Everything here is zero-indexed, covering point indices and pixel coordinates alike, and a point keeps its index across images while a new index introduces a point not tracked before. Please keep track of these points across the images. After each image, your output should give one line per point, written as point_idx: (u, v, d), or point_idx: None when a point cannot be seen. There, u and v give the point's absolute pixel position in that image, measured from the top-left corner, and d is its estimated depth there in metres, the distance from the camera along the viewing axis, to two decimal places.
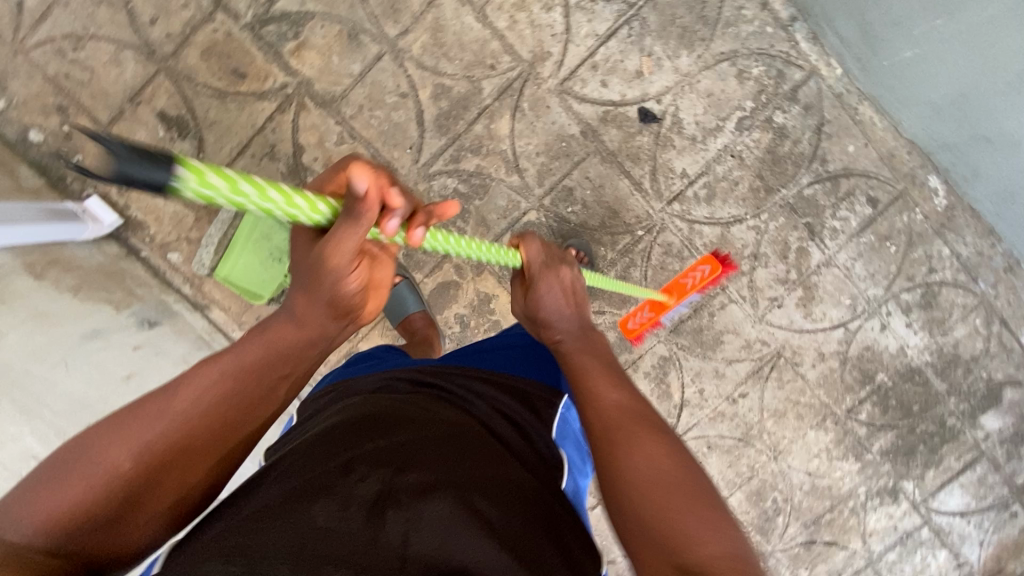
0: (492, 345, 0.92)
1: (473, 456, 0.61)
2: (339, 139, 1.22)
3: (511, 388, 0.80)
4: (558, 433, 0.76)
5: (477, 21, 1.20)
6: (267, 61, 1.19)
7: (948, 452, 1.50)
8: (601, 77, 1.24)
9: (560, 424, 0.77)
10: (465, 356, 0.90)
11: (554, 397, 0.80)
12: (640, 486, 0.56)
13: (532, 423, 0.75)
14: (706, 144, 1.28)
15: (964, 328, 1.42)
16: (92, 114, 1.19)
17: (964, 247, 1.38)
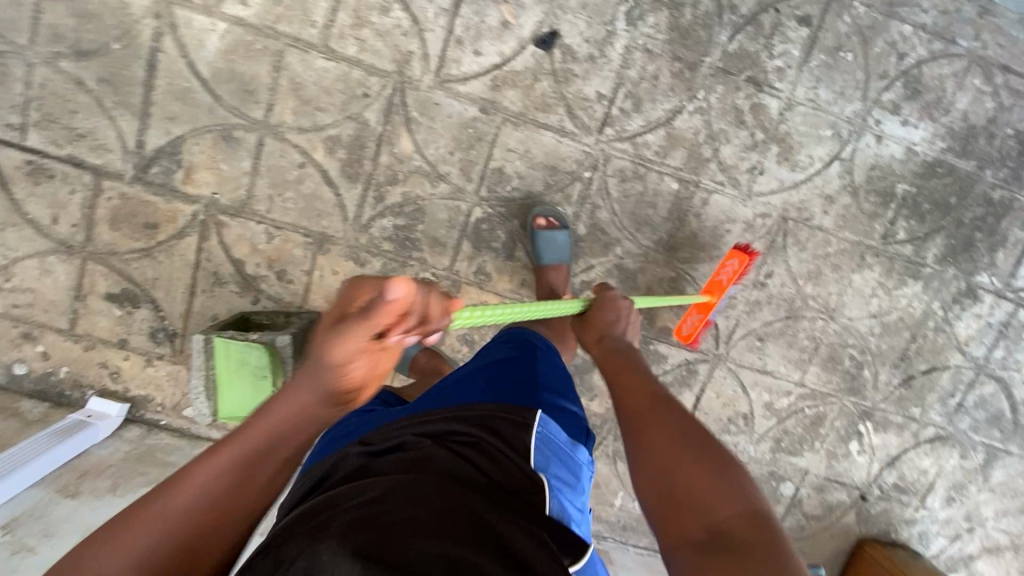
0: (458, 380, 0.93)
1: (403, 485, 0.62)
2: (268, 236, 1.21)
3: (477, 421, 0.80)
4: (536, 461, 0.77)
5: (329, 59, 1.14)
6: (168, 201, 1.18)
7: (1009, 226, 1.36)
8: (472, 48, 1.16)
9: (537, 447, 0.78)
10: (435, 396, 0.92)
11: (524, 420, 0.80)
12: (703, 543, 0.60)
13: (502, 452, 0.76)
14: (606, 56, 1.19)
15: (965, 96, 1.28)
16: (53, 327, 1.22)
17: (924, 14, 1.23)
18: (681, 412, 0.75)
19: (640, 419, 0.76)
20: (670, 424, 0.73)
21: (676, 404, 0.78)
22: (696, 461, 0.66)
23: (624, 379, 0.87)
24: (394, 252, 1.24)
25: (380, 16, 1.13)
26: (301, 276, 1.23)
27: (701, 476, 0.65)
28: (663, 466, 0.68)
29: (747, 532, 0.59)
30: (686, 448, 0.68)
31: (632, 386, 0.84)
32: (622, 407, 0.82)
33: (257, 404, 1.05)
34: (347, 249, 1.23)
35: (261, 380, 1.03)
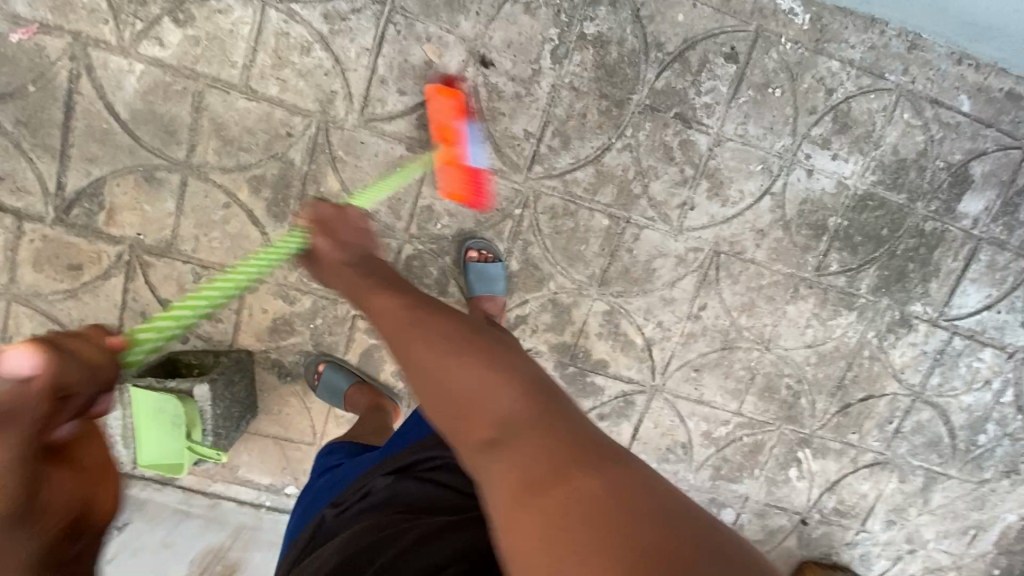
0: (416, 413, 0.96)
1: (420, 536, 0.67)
2: (195, 276, 1.20)
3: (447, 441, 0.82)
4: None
5: (250, 99, 1.13)
6: (91, 242, 1.17)
7: (943, 257, 1.37)
8: (396, 87, 1.15)
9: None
10: (401, 429, 0.92)
11: None
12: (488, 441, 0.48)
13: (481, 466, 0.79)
14: (532, 95, 1.18)
15: (894, 130, 1.29)
16: None
17: (852, 49, 1.24)
18: (436, 317, 0.61)
19: (402, 333, 0.61)
20: (432, 331, 0.59)
21: (429, 309, 0.63)
22: (476, 355, 0.55)
23: (380, 299, 0.69)
24: (324, 290, 1.23)
25: (301, 56, 1.12)
26: (231, 315, 1.22)
27: (470, 366, 0.53)
28: (436, 384, 0.54)
29: (533, 409, 0.49)
30: (458, 344, 0.56)
31: (393, 301, 0.67)
32: (384, 332, 0.64)
33: (174, 449, 1.06)
34: (275, 288, 1.22)
35: (177, 427, 1.04)
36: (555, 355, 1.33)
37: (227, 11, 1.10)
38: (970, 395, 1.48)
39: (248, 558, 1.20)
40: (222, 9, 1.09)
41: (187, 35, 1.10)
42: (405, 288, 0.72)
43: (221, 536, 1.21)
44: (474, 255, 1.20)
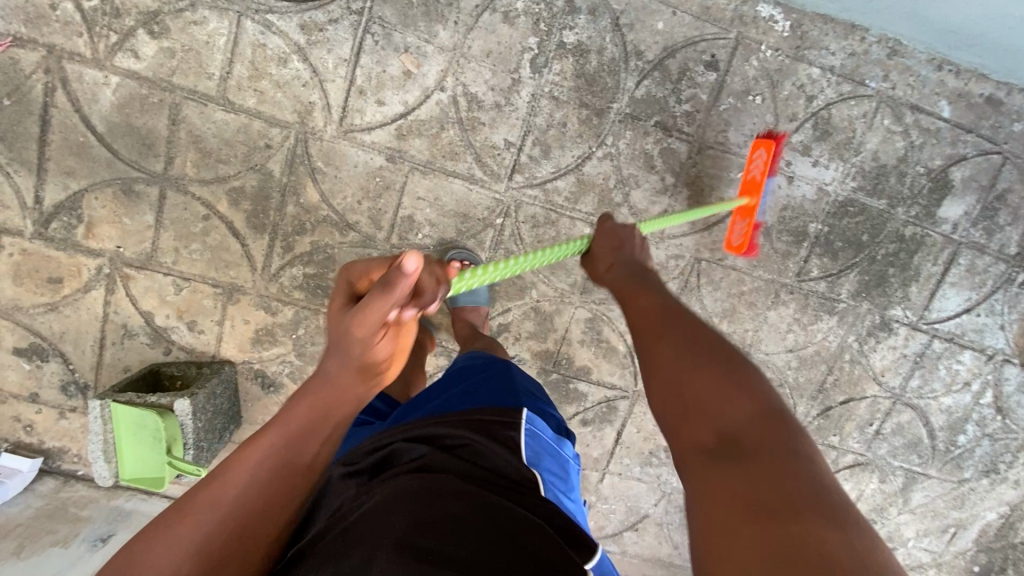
0: (440, 389, 0.88)
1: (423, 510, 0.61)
2: (176, 288, 1.20)
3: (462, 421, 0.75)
4: (526, 456, 0.72)
5: (227, 111, 1.12)
6: (71, 256, 1.17)
7: (923, 261, 1.38)
8: (375, 98, 1.15)
9: (526, 444, 0.73)
10: (413, 406, 0.87)
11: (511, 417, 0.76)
12: (708, 446, 0.51)
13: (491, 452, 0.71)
14: (513, 104, 1.18)
15: (874, 136, 1.29)
16: None
17: (832, 56, 1.24)
18: (687, 328, 0.63)
19: (658, 334, 0.64)
20: (671, 342, 0.61)
21: (681, 313, 0.68)
22: (717, 374, 0.56)
23: (639, 299, 0.75)
24: (306, 300, 1.23)
25: (278, 67, 1.12)
26: (212, 326, 1.23)
27: (713, 377, 0.55)
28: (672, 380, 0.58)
29: (761, 434, 0.50)
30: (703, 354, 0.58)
31: (643, 304, 0.73)
32: (637, 334, 0.68)
33: (155, 466, 1.06)
34: (258, 299, 1.22)
35: (157, 443, 1.05)
36: (538, 361, 1.34)
37: (202, 22, 1.09)
38: (950, 397, 1.50)
39: None
40: (197, 21, 1.09)
41: (163, 48, 1.09)
42: (657, 293, 0.76)
43: None
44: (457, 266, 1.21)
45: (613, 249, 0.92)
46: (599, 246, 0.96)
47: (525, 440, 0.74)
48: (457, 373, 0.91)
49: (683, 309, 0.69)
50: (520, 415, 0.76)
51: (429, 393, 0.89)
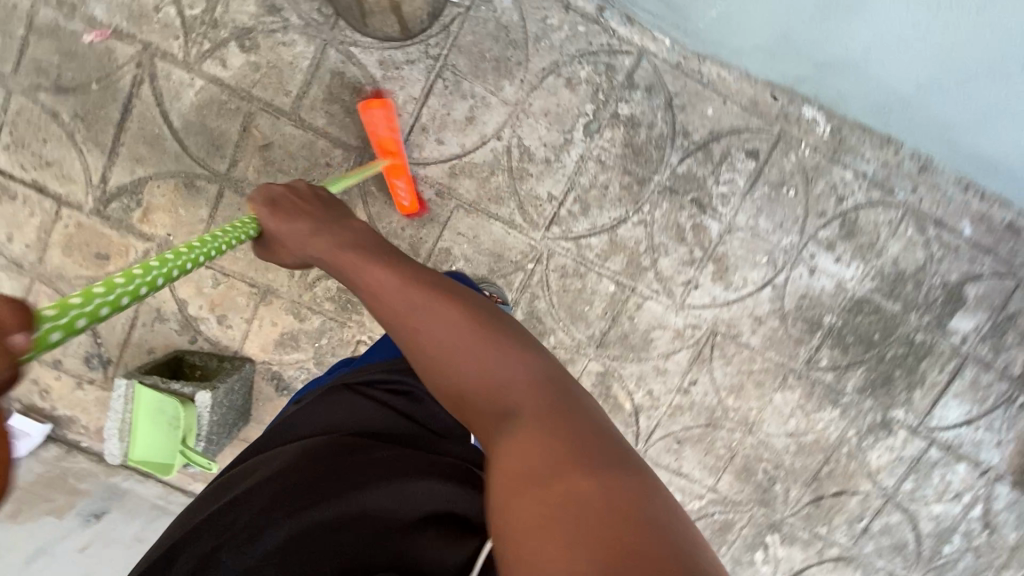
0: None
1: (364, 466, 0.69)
2: (213, 282, 1.25)
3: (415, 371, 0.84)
4: None
5: (296, 126, 1.19)
6: (122, 235, 1.23)
7: (929, 368, 1.42)
8: (435, 135, 1.22)
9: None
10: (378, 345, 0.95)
11: None
12: (509, 422, 0.53)
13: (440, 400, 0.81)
14: (562, 161, 1.25)
15: (897, 242, 1.35)
16: None
17: (866, 164, 1.31)
18: (381, 274, 0.65)
19: (412, 309, 0.62)
20: (446, 330, 0.60)
21: (385, 263, 0.67)
22: (514, 358, 0.57)
23: (347, 256, 0.68)
24: (334, 312, 1.28)
25: (351, 95, 1.19)
26: (241, 323, 1.27)
27: (491, 356, 0.58)
28: (459, 358, 0.59)
29: (547, 409, 0.53)
30: (472, 342, 0.59)
31: (386, 274, 0.65)
32: (378, 305, 0.64)
33: (167, 450, 1.09)
34: (289, 303, 1.27)
35: (174, 430, 1.08)
36: None
37: (290, 44, 1.17)
38: (941, 505, 1.51)
39: None
40: (285, 42, 1.16)
41: (249, 61, 1.17)
42: (378, 243, 0.71)
43: None
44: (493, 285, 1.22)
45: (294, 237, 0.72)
46: (274, 224, 0.72)
47: None
48: None
49: (396, 258, 0.68)
50: None
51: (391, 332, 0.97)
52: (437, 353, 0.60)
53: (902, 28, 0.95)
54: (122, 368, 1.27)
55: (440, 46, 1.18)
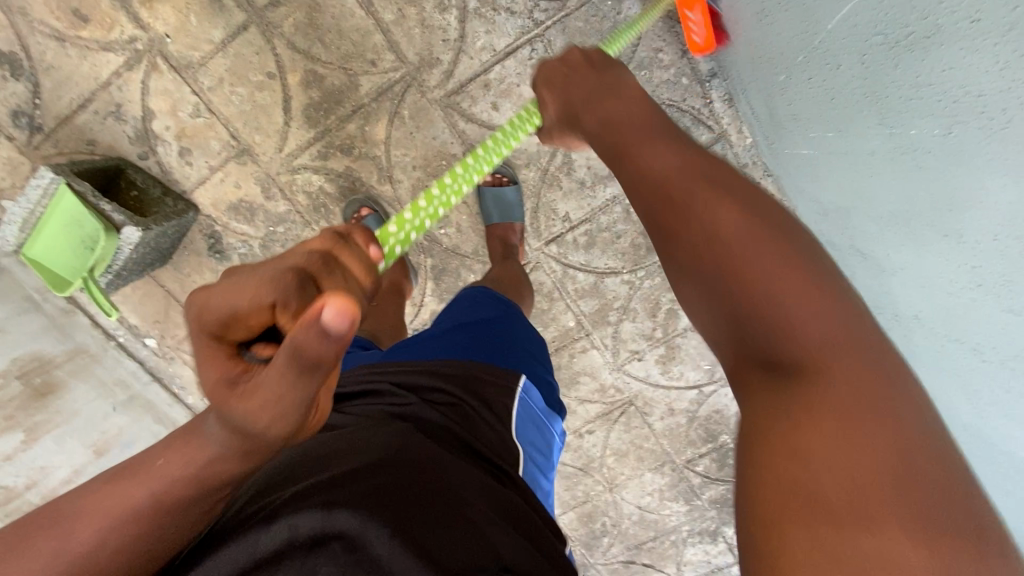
0: (440, 329, 0.88)
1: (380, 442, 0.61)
2: (194, 112, 1.12)
3: (454, 376, 0.75)
4: (517, 435, 0.73)
5: (360, 7, 1.06)
6: (114, 7, 1.05)
7: None
8: (492, 98, 1.12)
9: (518, 411, 0.76)
10: (413, 339, 0.88)
11: (508, 384, 0.77)
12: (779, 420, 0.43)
13: (477, 415, 0.72)
14: (594, 192, 1.21)
15: None
16: None
17: None
18: (702, 187, 0.57)
19: (668, 201, 0.58)
20: (770, 258, 0.49)
21: (677, 167, 0.61)
22: (818, 302, 0.47)
23: (658, 155, 0.64)
24: (304, 209, 1.19)
25: (432, 8, 1.06)
26: (203, 167, 1.15)
27: (769, 277, 0.48)
28: (734, 292, 0.50)
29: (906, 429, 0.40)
30: (785, 277, 0.48)
31: (670, 163, 0.62)
32: (655, 202, 0.59)
33: (71, 265, 0.99)
34: (262, 175, 1.16)
35: (85, 250, 0.98)
36: None
37: None
38: None
39: (71, 385, 1.14)
40: None
41: None
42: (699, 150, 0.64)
43: (56, 350, 1.15)
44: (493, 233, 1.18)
45: (580, 89, 0.76)
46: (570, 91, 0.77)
47: (518, 407, 0.76)
48: (471, 309, 0.92)
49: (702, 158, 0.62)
50: (518, 384, 0.78)
51: (438, 325, 0.90)
52: (725, 268, 0.51)
53: (946, 281, 0.87)
54: (51, 143, 1.13)
55: (546, 14, 1.06)
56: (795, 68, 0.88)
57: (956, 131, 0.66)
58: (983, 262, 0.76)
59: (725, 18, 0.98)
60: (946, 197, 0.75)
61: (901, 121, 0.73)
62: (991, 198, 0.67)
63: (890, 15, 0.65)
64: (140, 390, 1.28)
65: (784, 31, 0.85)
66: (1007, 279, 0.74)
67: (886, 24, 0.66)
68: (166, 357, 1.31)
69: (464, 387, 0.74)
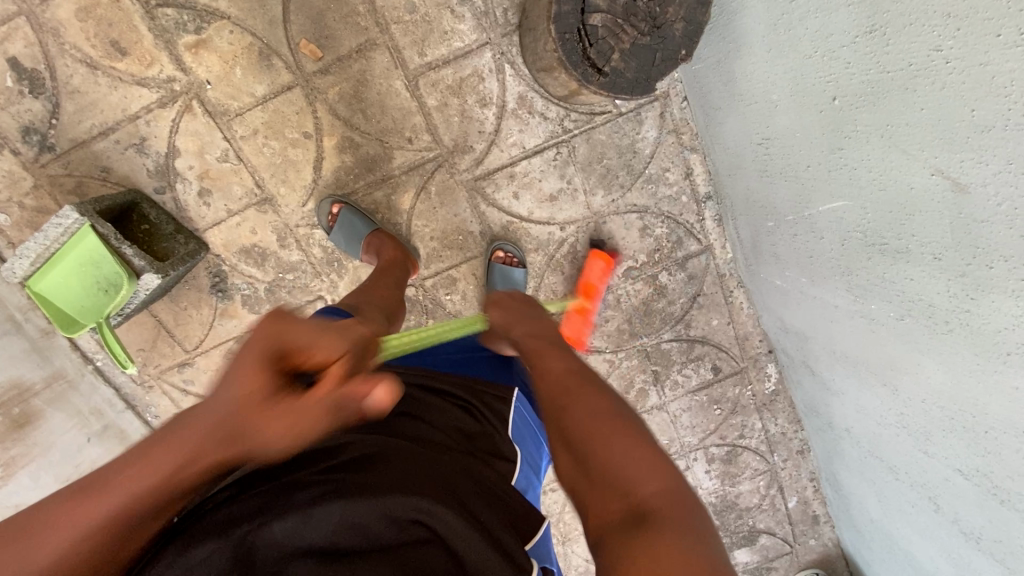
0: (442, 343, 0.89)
1: (372, 438, 0.61)
2: (222, 157, 1.13)
3: (464, 384, 0.80)
4: (513, 433, 0.78)
5: (405, 88, 1.12)
6: (157, 47, 1.06)
7: None
8: (515, 188, 1.21)
9: (515, 420, 0.79)
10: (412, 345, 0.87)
11: (505, 394, 0.82)
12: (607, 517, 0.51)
13: (483, 417, 0.76)
14: (592, 279, 1.30)
15: (749, 485, 1.51)
16: None
17: (774, 426, 1.49)
18: (553, 360, 0.70)
19: (569, 389, 0.63)
20: (597, 410, 0.59)
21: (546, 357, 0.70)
22: (615, 422, 0.58)
23: (529, 320, 0.80)
24: (318, 261, 1.21)
25: (474, 102, 1.14)
26: (221, 210, 1.16)
27: (630, 461, 0.54)
28: (592, 414, 0.59)
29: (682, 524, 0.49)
30: (608, 420, 0.58)
31: (556, 364, 0.68)
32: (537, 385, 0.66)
33: (87, 304, 0.99)
34: (280, 225, 1.18)
35: (102, 290, 0.98)
36: None
37: (456, 19, 1.10)
38: None
39: (46, 414, 1.11)
40: (453, 16, 1.10)
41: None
42: (564, 352, 0.73)
43: (35, 376, 1.11)
44: (504, 255, 1.19)
45: (524, 322, 0.79)
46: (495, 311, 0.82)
47: (515, 418, 0.80)
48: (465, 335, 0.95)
49: (569, 357, 0.71)
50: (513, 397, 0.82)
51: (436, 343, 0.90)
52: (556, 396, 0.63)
53: (878, 415, 1.06)
54: (60, 163, 1.10)
55: (574, 124, 1.19)
56: (783, 222, 1.03)
57: (907, 319, 0.82)
58: (912, 411, 0.94)
59: (726, 160, 1.13)
60: (894, 359, 0.91)
61: (864, 296, 0.90)
62: (926, 371, 0.84)
63: (867, 224, 0.80)
64: (115, 419, 1.23)
65: (778, 194, 1.00)
66: (924, 430, 0.93)
67: (865, 228, 0.81)
68: (145, 385, 1.26)
69: (472, 393, 0.79)
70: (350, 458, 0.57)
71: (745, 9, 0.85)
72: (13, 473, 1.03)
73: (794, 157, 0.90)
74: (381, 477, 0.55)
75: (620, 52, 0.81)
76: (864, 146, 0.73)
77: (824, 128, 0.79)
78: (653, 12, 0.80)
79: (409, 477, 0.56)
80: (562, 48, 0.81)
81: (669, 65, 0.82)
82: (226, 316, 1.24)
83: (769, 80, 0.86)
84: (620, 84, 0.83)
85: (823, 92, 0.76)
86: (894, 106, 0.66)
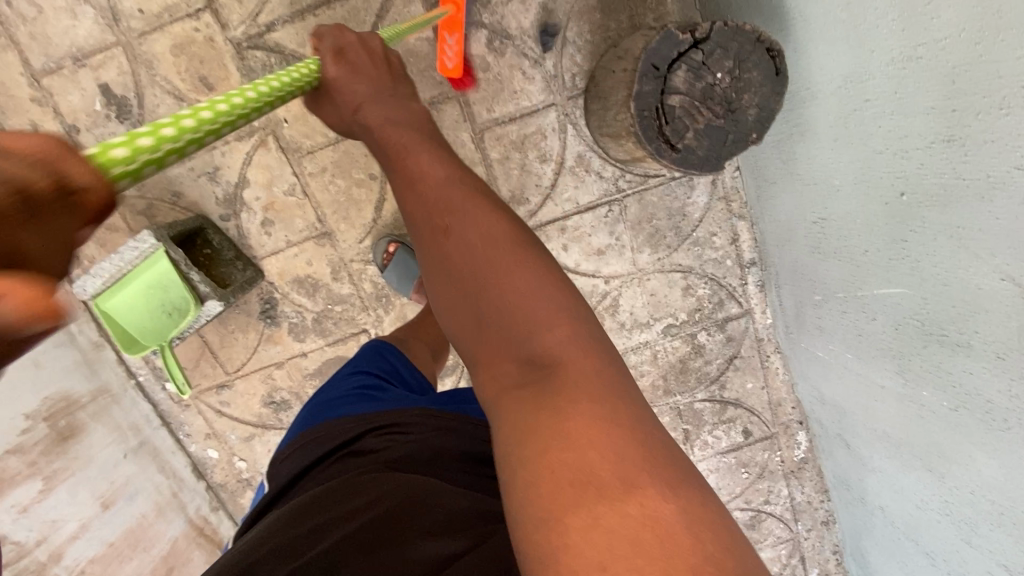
0: None
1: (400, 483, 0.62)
2: (289, 191, 1.17)
3: None
4: None
5: (471, 140, 1.17)
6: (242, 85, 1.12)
7: None
8: (564, 241, 1.25)
9: None
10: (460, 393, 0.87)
11: None
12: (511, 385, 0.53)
13: None
14: (631, 333, 1.32)
15: (770, 551, 1.49)
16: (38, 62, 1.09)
17: (800, 494, 1.47)
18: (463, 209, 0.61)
19: (489, 265, 0.57)
20: (516, 283, 0.56)
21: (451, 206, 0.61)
22: (536, 299, 0.55)
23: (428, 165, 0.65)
24: (366, 295, 1.24)
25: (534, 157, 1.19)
26: (281, 241, 1.19)
27: (552, 335, 0.53)
28: (514, 292, 0.55)
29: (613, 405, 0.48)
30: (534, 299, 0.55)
31: (490, 225, 0.60)
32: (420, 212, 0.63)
33: (148, 325, 1.01)
34: (335, 259, 1.21)
35: (165, 313, 1.01)
36: None
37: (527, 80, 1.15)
38: None
39: (90, 428, 1.13)
40: (524, 76, 1.15)
41: (485, 59, 1.14)
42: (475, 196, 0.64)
43: (82, 389, 1.14)
44: None
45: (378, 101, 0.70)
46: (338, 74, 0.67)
47: None
48: None
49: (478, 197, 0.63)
50: None
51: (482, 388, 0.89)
52: (458, 263, 0.59)
53: (919, 498, 1.05)
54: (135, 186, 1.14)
55: (628, 184, 1.23)
56: (832, 298, 1.06)
57: (963, 410, 0.83)
58: (959, 501, 0.93)
59: (777, 232, 1.16)
60: (945, 448, 0.91)
61: (915, 382, 0.91)
62: (978, 463, 0.84)
63: (926, 315, 0.82)
64: (151, 436, 1.26)
65: (830, 272, 1.03)
66: (969, 520, 0.92)
67: (923, 317, 0.83)
68: (182, 404, 1.29)
69: None
70: (371, 506, 0.59)
71: (814, 100, 0.89)
72: (53, 487, 1.02)
73: (851, 240, 0.93)
74: (398, 523, 0.56)
75: (694, 131, 0.85)
76: (930, 241, 0.76)
77: (886, 216, 0.82)
78: (728, 97, 0.84)
79: (431, 522, 0.57)
80: (640, 124, 0.85)
81: (740, 146, 0.86)
82: (270, 342, 1.27)
83: (833, 166, 0.90)
84: (691, 160, 0.86)
85: (891, 186, 0.79)
86: (963, 211, 0.69)
